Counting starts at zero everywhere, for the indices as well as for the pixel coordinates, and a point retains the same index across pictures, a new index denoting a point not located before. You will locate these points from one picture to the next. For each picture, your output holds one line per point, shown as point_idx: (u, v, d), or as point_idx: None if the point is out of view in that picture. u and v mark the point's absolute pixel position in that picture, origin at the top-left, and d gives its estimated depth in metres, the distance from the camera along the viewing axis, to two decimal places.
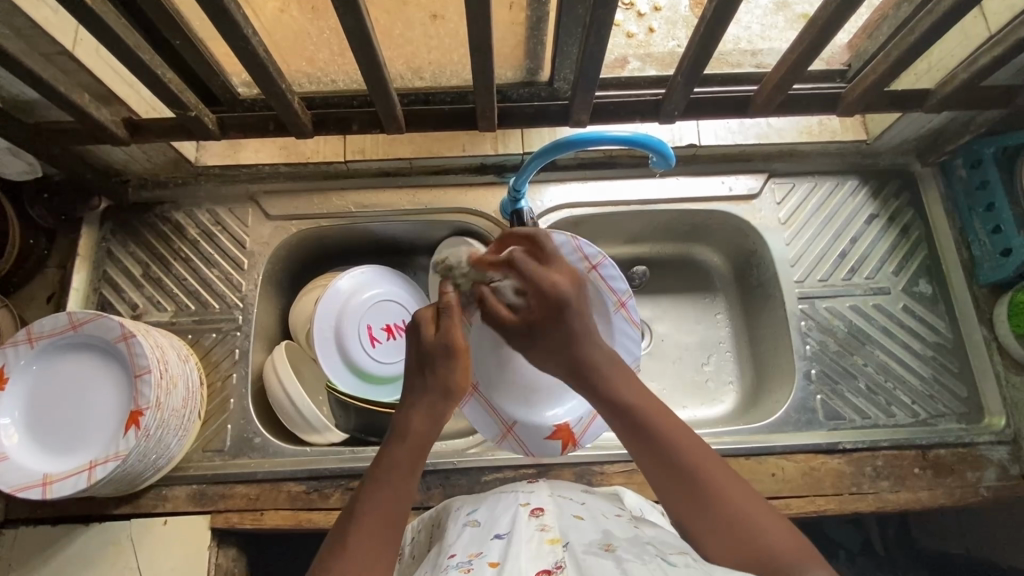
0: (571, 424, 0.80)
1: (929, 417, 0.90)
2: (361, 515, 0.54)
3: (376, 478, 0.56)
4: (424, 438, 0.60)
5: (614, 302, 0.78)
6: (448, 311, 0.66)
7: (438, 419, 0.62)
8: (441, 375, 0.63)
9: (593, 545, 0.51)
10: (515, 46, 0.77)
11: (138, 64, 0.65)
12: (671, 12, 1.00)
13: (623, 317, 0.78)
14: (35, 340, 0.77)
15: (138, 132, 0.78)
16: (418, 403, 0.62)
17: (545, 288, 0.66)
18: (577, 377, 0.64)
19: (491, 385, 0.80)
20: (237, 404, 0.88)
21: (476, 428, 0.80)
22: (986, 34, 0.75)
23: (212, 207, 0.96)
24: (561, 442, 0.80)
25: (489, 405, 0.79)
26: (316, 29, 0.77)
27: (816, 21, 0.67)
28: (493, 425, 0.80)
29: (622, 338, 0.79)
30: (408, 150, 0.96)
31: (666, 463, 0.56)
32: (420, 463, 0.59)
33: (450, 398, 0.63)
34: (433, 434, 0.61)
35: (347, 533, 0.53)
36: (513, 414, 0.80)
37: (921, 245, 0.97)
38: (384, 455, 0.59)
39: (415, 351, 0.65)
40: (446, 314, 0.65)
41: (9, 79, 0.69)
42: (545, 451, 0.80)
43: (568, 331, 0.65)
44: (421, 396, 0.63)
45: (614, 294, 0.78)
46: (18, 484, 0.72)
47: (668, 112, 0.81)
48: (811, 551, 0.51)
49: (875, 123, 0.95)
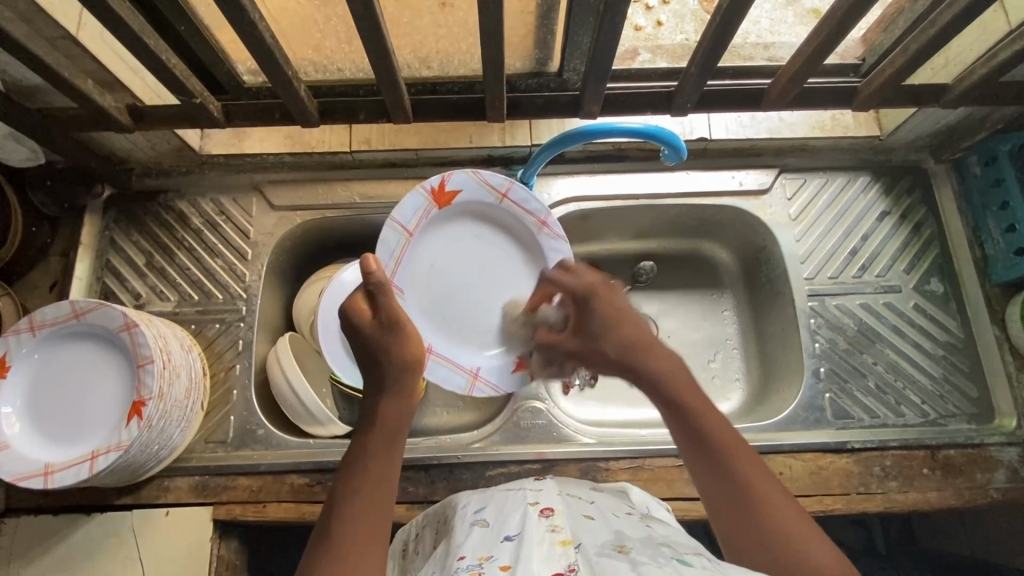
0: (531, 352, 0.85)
1: (939, 417, 0.89)
2: (346, 510, 0.52)
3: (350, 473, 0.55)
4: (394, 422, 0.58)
5: (535, 222, 0.84)
6: (378, 289, 0.60)
7: (406, 398, 0.59)
8: (396, 355, 0.59)
9: (607, 547, 0.50)
10: (525, 36, 0.76)
11: (143, 49, 0.64)
12: (680, 5, 0.99)
13: (547, 235, 0.84)
14: (37, 328, 0.77)
15: (142, 119, 0.77)
16: (378, 390, 0.59)
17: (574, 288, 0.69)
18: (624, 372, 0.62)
19: (446, 339, 0.83)
20: (240, 395, 0.88)
21: (441, 384, 0.81)
22: (1007, 28, 0.74)
23: (216, 196, 0.95)
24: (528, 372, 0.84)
25: (448, 359, 0.82)
26: (323, 16, 0.75)
27: (833, 13, 0.66)
28: (458, 377, 0.82)
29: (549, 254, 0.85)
30: (414, 140, 0.94)
31: (713, 466, 0.54)
32: (397, 446, 0.57)
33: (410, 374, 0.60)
34: (405, 414, 0.59)
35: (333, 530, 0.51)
36: (473, 361, 0.84)
37: (933, 243, 0.95)
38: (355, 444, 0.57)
39: (360, 346, 0.61)
40: (377, 295, 0.60)
41: (11, 62, 0.68)
42: (515, 385, 0.84)
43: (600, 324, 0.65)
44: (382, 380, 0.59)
45: (531, 215, 0.84)
46: (20, 473, 0.72)
47: (680, 104, 0.79)
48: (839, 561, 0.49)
49: (889, 119, 0.93)
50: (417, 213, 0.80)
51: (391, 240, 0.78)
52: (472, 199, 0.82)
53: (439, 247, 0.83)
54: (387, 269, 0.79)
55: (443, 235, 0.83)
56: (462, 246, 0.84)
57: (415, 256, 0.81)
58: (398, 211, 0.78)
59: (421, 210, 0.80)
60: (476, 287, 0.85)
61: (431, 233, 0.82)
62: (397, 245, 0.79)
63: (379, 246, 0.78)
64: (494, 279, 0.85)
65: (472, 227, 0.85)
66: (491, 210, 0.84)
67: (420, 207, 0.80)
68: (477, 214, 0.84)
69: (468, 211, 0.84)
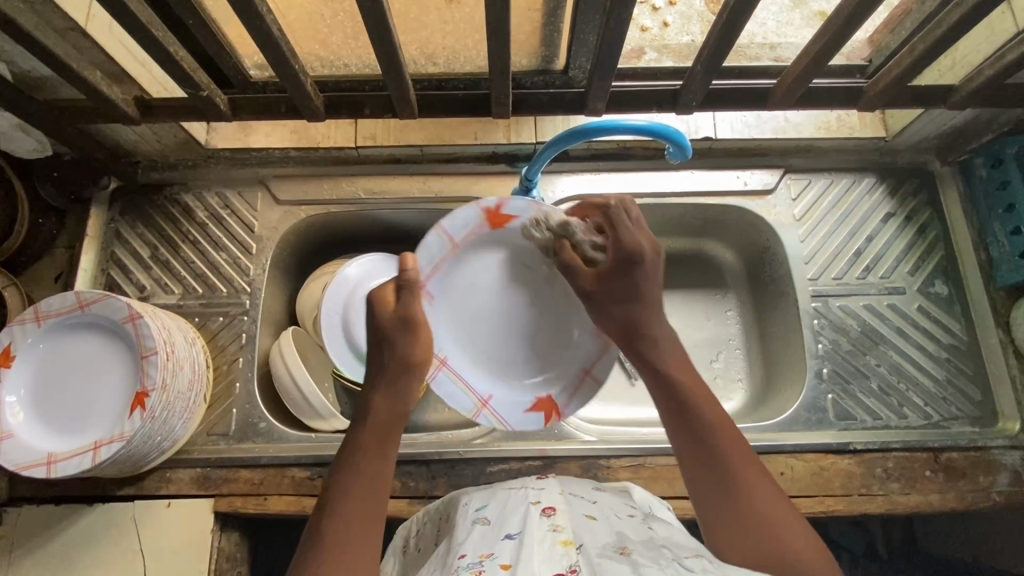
0: (553, 395, 0.82)
1: (941, 419, 0.88)
2: (338, 507, 0.52)
3: (345, 469, 0.55)
4: (390, 423, 0.58)
5: None
6: (407, 288, 0.63)
7: (404, 396, 0.60)
8: (405, 351, 0.61)
9: (608, 549, 0.51)
10: (531, 32, 0.76)
11: (152, 41, 0.64)
12: (687, 6, 0.99)
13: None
14: (41, 319, 0.77)
15: (149, 111, 0.77)
16: (379, 384, 0.60)
17: (622, 244, 0.67)
18: (630, 341, 0.65)
19: (466, 352, 0.82)
20: (242, 388, 0.88)
21: (447, 402, 0.79)
22: (1014, 29, 0.73)
23: (222, 190, 0.96)
24: (543, 414, 0.82)
25: (463, 379, 0.80)
26: (331, 11, 0.76)
27: (839, 13, 0.66)
28: (466, 399, 0.80)
29: None
30: (418, 136, 0.94)
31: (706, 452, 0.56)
32: (392, 444, 0.58)
33: (414, 371, 0.61)
34: (401, 411, 0.60)
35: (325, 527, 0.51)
36: (489, 387, 0.81)
37: (938, 245, 0.95)
38: (350, 439, 0.58)
39: (375, 338, 0.62)
40: (405, 291, 0.63)
41: (20, 52, 0.68)
42: (527, 425, 0.81)
43: (631, 291, 0.66)
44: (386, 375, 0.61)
45: None
46: (23, 462, 0.72)
47: (686, 102, 0.79)
48: (825, 562, 0.50)
49: (895, 120, 0.93)
50: (467, 228, 0.80)
51: (434, 246, 0.78)
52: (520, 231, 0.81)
53: (478, 271, 0.83)
54: (423, 273, 0.78)
55: (483, 262, 0.83)
56: (505, 275, 0.83)
57: (454, 271, 0.81)
58: (448, 220, 0.78)
59: (470, 230, 0.80)
60: (510, 314, 0.84)
61: (473, 256, 0.82)
62: (440, 252, 0.79)
63: (419, 248, 0.78)
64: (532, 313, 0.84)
65: (515, 261, 0.83)
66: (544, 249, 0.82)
67: (471, 223, 0.79)
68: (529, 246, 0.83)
69: (514, 245, 0.83)
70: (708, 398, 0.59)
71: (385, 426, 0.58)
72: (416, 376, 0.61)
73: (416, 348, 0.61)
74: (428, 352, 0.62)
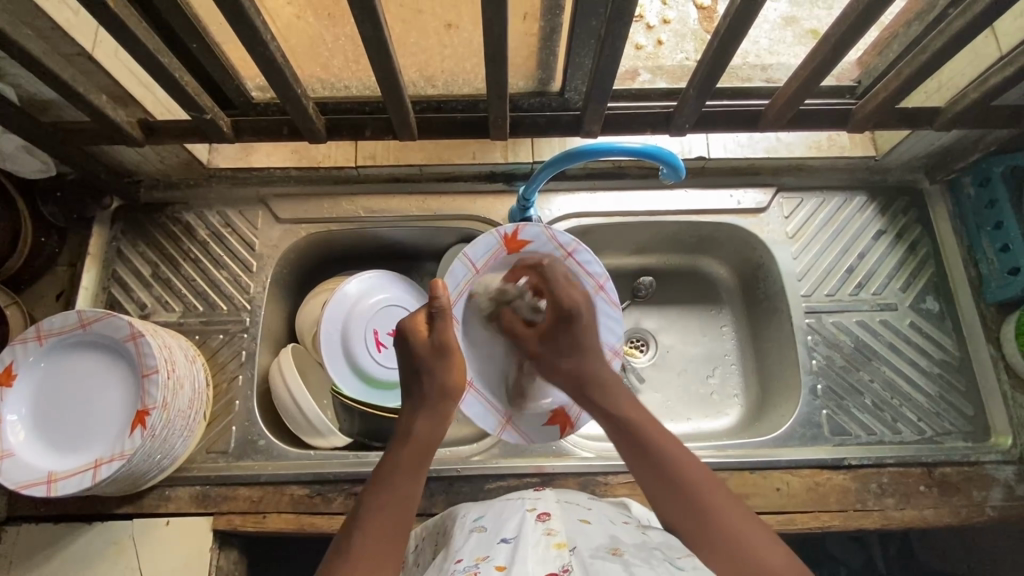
0: (566, 408, 0.85)
1: (934, 434, 0.89)
2: (371, 516, 0.55)
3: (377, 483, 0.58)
4: (427, 440, 0.62)
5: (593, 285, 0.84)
6: (441, 314, 0.67)
7: (439, 419, 0.64)
8: (440, 377, 0.66)
9: (601, 550, 0.53)
10: (528, 56, 0.78)
11: (158, 67, 0.66)
12: (680, 25, 1.01)
13: (604, 299, 0.84)
14: (44, 338, 0.78)
15: (154, 133, 0.79)
16: (417, 410, 0.64)
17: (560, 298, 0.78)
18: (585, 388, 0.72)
19: (485, 375, 0.84)
20: (242, 406, 0.89)
21: (473, 421, 0.83)
22: (998, 54, 0.76)
23: (223, 209, 0.97)
24: (558, 427, 0.85)
25: (486, 399, 0.84)
26: (331, 36, 0.77)
27: (828, 38, 0.68)
28: (490, 417, 0.84)
29: (602, 319, 0.85)
30: (417, 157, 0.95)
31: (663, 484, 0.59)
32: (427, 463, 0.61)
33: (449, 397, 0.66)
34: (437, 434, 0.63)
35: (358, 533, 0.54)
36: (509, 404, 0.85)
37: (929, 262, 0.97)
38: (386, 456, 0.61)
39: (408, 358, 0.67)
40: (437, 318, 0.67)
41: (27, 77, 0.69)
42: (544, 437, 0.85)
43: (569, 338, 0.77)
44: (422, 400, 0.65)
45: (591, 278, 0.84)
46: (23, 481, 0.73)
47: (679, 124, 0.81)
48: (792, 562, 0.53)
49: (884, 139, 0.95)
50: (488, 253, 0.82)
51: (459, 273, 0.82)
52: (539, 252, 0.83)
53: None
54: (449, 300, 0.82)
55: (513, 281, 0.84)
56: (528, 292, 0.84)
57: (478, 295, 0.84)
58: (471, 247, 0.81)
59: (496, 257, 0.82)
60: None
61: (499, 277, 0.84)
62: (462, 278, 0.82)
63: (446, 276, 0.82)
64: None
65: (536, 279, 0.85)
66: None
67: (491, 248, 0.82)
68: None
69: None
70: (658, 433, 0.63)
71: (420, 444, 0.62)
72: (449, 400, 0.66)
73: (452, 375, 0.66)
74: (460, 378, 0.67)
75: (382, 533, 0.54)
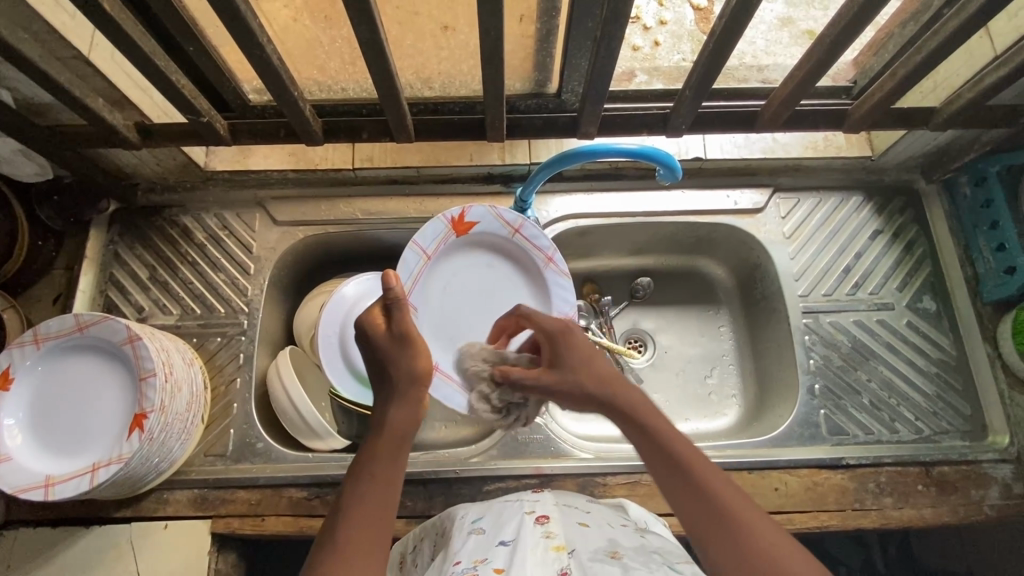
0: None
1: (932, 433, 0.90)
2: (352, 513, 0.53)
3: (356, 477, 0.56)
4: (402, 431, 0.60)
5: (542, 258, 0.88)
6: (396, 303, 0.65)
7: (414, 406, 0.62)
8: (408, 364, 0.63)
9: (600, 553, 0.53)
10: (524, 58, 0.78)
11: (154, 70, 0.66)
12: (676, 26, 1.02)
13: (553, 270, 0.88)
14: (41, 341, 0.78)
15: (150, 136, 0.79)
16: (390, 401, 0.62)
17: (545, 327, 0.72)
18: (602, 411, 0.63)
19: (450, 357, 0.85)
20: (240, 408, 0.89)
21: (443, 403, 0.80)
22: (993, 54, 0.76)
23: (220, 212, 0.97)
24: None
25: (454, 380, 0.82)
26: (328, 38, 0.78)
27: (824, 38, 0.68)
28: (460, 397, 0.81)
29: (555, 290, 0.89)
30: (414, 158, 0.95)
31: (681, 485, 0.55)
32: (404, 452, 0.59)
33: (421, 382, 0.63)
34: (412, 421, 0.61)
35: (339, 532, 0.52)
36: None
37: (925, 262, 0.97)
38: (363, 448, 0.60)
39: (373, 353, 0.65)
40: (393, 309, 0.64)
41: (24, 80, 0.69)
42: None
43: (571, 359, 0.67)
44: (393, 388, 0.63)
45: (540, 252, 0.88)
46: (21, 485, 0.72)
47: (676, 125, 0.81)
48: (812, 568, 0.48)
49: (881, 140, 0.95)
50: (437, 238, 0.84)
51: (411, 260, 0.83)
52: (488, 231, 0.87)
53: (455, 271, 0.88)
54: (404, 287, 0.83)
55: (463, 260, 0.88)
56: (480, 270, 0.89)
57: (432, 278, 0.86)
58: (419, 235, 0.83)
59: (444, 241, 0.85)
60: (482, 311, 0.88)
61: (449, 258, 0.87)
62: (415, 265, 0.83)
63: (399, 265, 0.82)
64: (503, 305, 0.89)
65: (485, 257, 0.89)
66: (504, 244, 0.89)
67: (439, 233, 0.84)
68: (494, 241, 0.89)
69: (483, 242, 0.88)
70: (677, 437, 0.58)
71: (396, 435, 0.60)
72: (424, 385, 0.63)
73: (416, 358, 0.63)
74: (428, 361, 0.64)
75: (360, 530, 0.52)
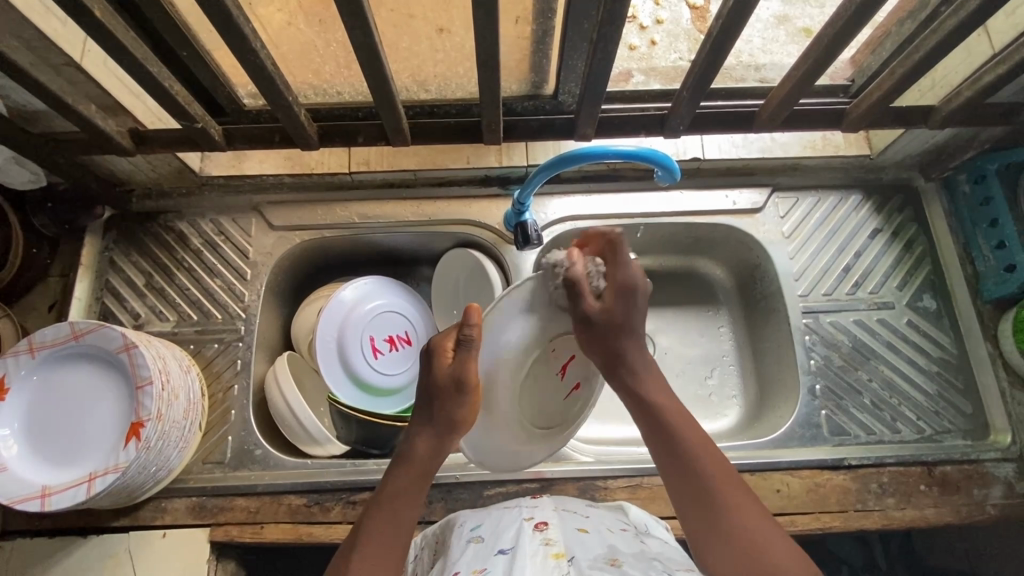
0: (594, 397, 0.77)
1: (933, 433, 0.89)
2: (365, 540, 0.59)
3: (383, 501, 0.62)
4: (428, 465, 0.65)
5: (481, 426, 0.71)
6: (466, 344, 0.64)
7: (444, 445, 0.66)
8: (451, 412, 0.64)
9: (599, 560, 0.54)
10: (520, 60, 0.78)
11: (147, 77, 0.65)
12: (673, 25, 1.01)
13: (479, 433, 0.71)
14: (36, 350, 0.77)
15: (144, 143, 0.78)
16: (423, 430, 0.66)
17: (622, 279, 0.66)
18: (612, 368, 0.66)
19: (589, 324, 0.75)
20: (238, 415, 0.88)
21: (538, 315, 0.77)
22: (991, 52, 0.76)
23: (217, 217, 0.96)
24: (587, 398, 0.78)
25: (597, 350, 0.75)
26: (323, 41, 0.77)
27: (823, 36, 0.67)
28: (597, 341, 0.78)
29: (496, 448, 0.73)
30: (412, 161, 0.95)
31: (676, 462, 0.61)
32: (423, 484, 0.64)
33: (455, 429, 0.65)
34: (438, 458, 0.65)
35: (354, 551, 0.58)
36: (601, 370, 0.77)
37: (924, 261, 0.96)
38: (391, 471, 0.64)
39: (430, 382, 0.65)
40: (463, 348, 0.64)
41: (15, 88, 0.69)
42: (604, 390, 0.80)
43: (624, 331, 0.66)
44: (428, 418, 0.65)
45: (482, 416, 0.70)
46: (16, 496, 0.72)
47: (673, 126, 0.80)
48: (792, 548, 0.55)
49: (879, 139, 0.95)
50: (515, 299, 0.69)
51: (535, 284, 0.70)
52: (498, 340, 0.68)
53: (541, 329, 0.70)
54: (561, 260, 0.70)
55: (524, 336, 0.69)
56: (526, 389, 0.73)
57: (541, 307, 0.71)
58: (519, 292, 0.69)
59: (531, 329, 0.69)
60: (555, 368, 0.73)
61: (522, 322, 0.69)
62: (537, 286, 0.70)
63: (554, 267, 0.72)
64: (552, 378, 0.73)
65: (526, 375, 0.71)
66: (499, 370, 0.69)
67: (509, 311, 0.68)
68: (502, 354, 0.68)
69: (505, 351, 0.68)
70: (682, 415, 0.64)
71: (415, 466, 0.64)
72: (458, 431, 0.65)
73: (462, 408, 0.64)
74: (471, 414, 0.65)
75: (373, 554, 0.58)
